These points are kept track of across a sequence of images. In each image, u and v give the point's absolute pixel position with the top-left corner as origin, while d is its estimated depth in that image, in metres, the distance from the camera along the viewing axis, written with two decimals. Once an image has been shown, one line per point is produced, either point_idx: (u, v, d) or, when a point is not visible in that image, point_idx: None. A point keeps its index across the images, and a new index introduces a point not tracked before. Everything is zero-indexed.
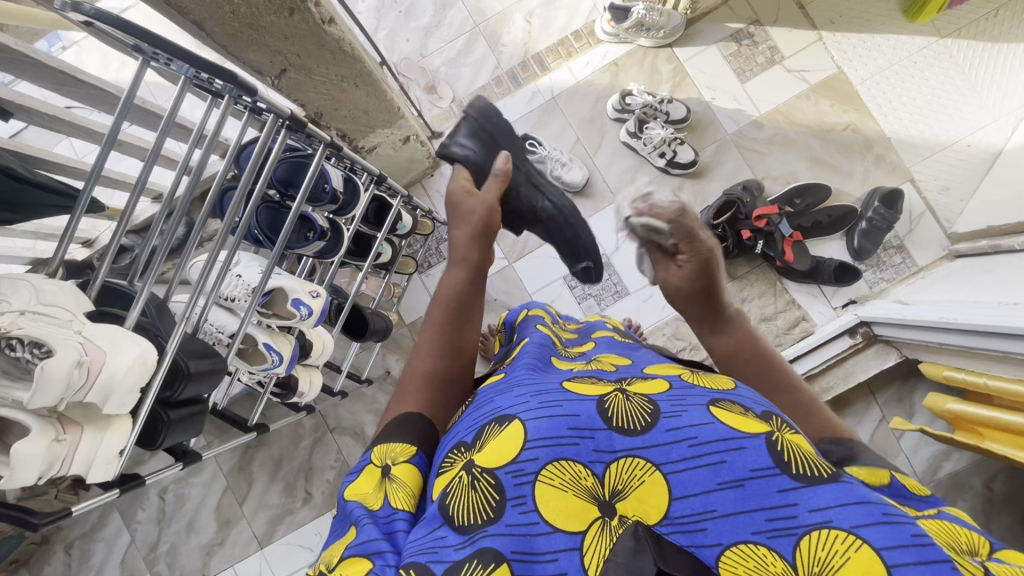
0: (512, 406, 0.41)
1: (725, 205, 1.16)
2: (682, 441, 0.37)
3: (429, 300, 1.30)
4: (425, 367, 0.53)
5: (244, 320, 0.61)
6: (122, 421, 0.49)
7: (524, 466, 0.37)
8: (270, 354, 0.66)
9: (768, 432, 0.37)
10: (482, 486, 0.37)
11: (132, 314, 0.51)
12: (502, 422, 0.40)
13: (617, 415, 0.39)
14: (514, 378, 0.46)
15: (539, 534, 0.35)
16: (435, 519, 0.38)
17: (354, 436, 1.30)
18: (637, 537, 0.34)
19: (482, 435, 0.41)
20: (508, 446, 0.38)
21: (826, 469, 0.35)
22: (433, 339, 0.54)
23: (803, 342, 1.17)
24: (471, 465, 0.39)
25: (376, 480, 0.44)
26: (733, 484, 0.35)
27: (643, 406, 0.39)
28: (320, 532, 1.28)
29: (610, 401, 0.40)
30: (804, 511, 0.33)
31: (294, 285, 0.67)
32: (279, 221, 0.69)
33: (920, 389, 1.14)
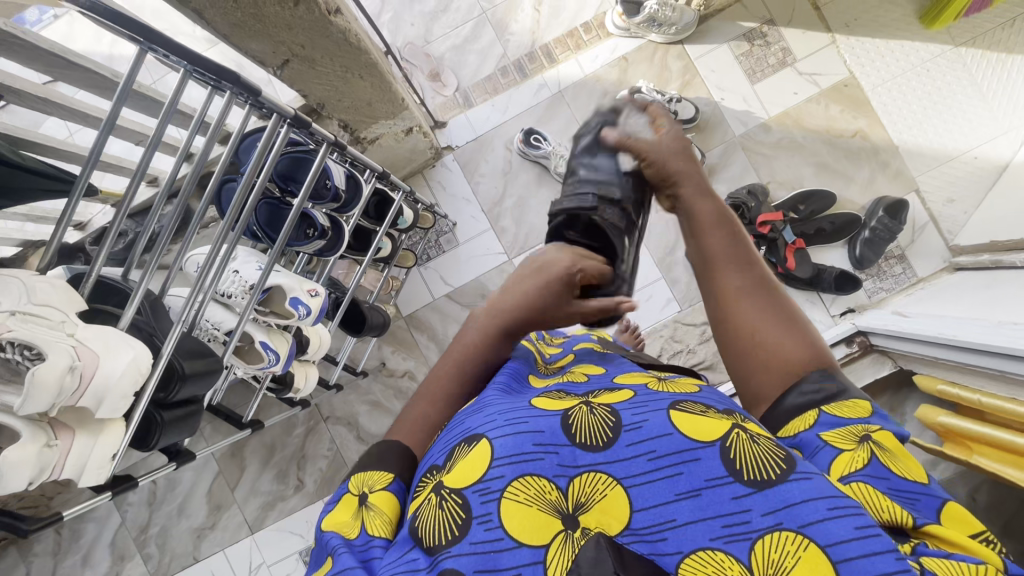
0: (480, 426, 0.41)
1: (730, 210, 1.14)
2: (641, 455, 0.37)
3: (428, 295, 1.29)
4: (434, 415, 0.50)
5: (241, 320, 0.60)
6: (116, 425, 0.47)
7: (490, 485, 0.37)
8: (267, 354, 0.65)
9: (723, 435, 0.37)
10: (450, 506, 0.37)
11: (128, 312, 0.49)
12: (470, 442, 0.40)
13: (580, 432, 0.39)
14: (487, 399, 0.45)
15: (503, 551, 0.35)
16: (407, 543, 0.38)
17: (347, 426, 1.30)
18: (598, 547, 0.35)
19: (453, 456, 0.41)
20: (473, 466, 0.38)
21: (777, 467, 0.35)
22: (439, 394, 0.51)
23: None
24: (439, 487, 0.39)
25: (354, 509, 0.43)
26: (690, 495, 0.35)
27: (605, 419, 0.40)
28: (311, 519, 1.29)
29: (572, 416, 0.41)
30: (756, 516, 0.33)
31: (292, 284, 0.65)
32: (282, 218, 0.67)
33: (912, 400, 1.15)
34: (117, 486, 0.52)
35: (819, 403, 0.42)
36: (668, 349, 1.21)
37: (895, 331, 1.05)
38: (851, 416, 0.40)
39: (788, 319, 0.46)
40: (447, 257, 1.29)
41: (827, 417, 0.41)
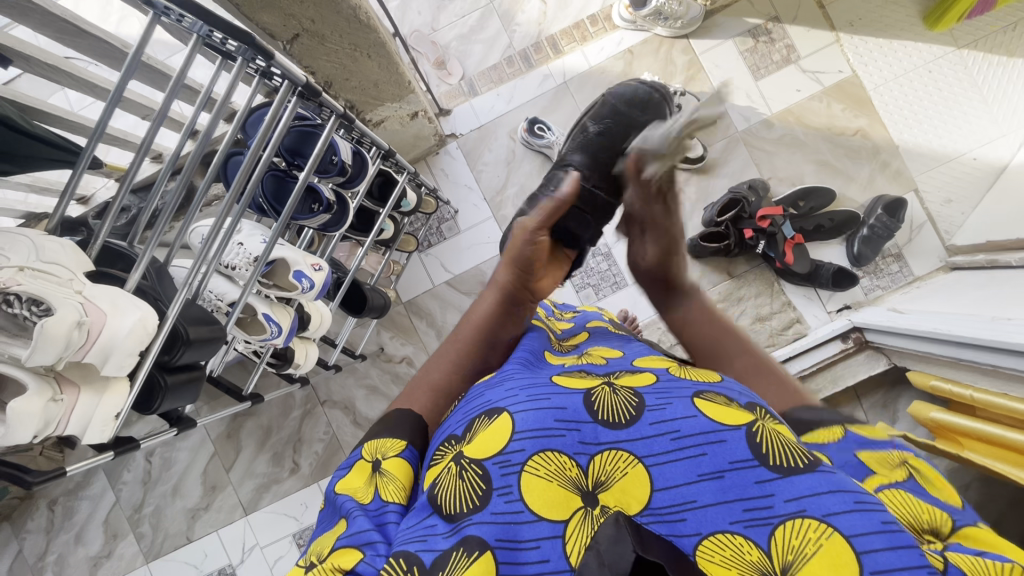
0: (501, 400, 0.44)
1: (730, 204, 1.16)
2: (665, 434, 0.40)
3: (428, 282, 1.29)
4: (437, 379, 0.54)
5: (245, 290, 0.60)
6: (120, 384, 0.47)
7: (510, 458, 0.40)
8: (270, 327, 0.66)
9: (748, 423, 0.40)
10: (471, 477, 0.40)
11: (134, 276, 0.50)
12: (490, 415, 0.43)
13: (602, 410, 0.42)
14: (506, 372, 0.48)
15: (524, 522, 0.38)
16: (424, 509, 0.41)
17: (344, 410, 1.30)
18: (617, 524, 0.36)
19: (471, 428, 0.44)
20: (497, 437, 0.41)
21: (804, 458, 0.38)
22: (462, 344, 0.57)
23: (795, 344, 1.18)
24: (460, 457, 0.42)
25: (366, 475, 0.46)
26: (713, 476, 0.38)
27: (628, 401, 0.42)
28: (306, 502, 1.30)
29: (596, 395, 0.43)
30: (779, 502, 0.36)
31: (297, 257, 0.65)
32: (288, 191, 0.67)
33: (905, 397, 1.18)
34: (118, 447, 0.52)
35: (843, 422, 0.48)
36: (666, 341, 1.22)
37: (889, 327, 1.06)
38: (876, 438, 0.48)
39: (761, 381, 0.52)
40: (448, 244, 1.29)
41: (853, 434, 0.47)
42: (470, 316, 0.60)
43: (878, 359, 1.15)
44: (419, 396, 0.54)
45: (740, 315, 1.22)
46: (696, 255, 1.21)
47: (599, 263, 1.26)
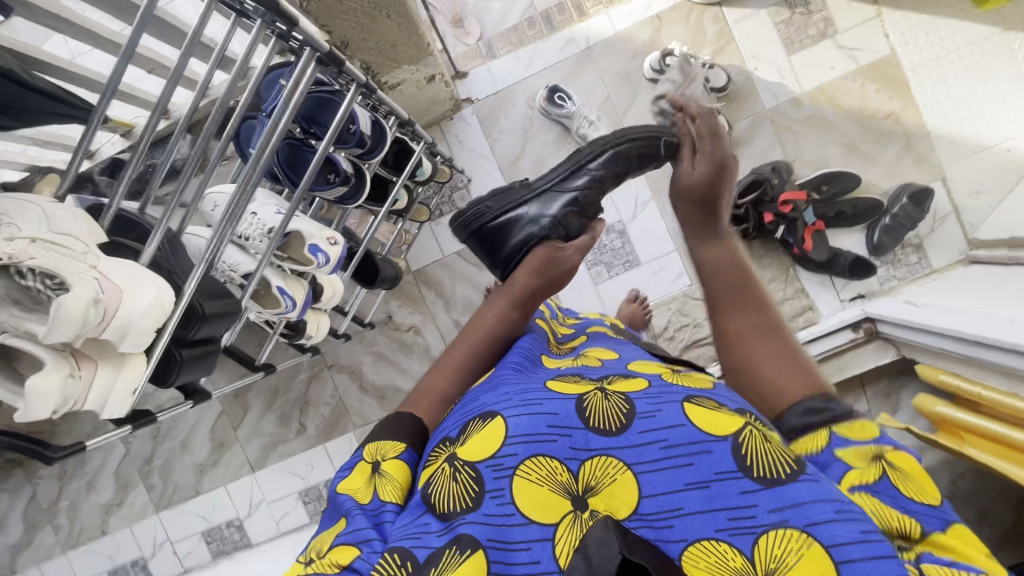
0: (496, 403, 0.45)
1: (752, 185, 1.12)
2: (654, 443, 0.41)
3: (438, 252, 1.27)
4: (444, 389, 0.54)
5: (261, 263, 0.59)
6: (137, 359, 0.47)
7: (503, 461, 0.41)
8: (285, 301, 0.65)
9: (736, 431, 0.40)
10: (463, 478, 0.42)
11: (152, 246, 0.49)
12: (485, 418, 0.44)
13: (593, 416, 0.43)
14: (501, 377, 0.50)
15: (515, 525, 0.40)
16: (419, 508, 0.43)
17: (350, 375, 1.31)
18: (607, 528, 0.39)
19: (466, 430, 0.45)
20: (488, 442, 0.42)
21: (788, 467, 0.39)
22: (468, 356, 0.57)
23: (805, 332, 1.17)
24: (453, 458, 0.43)
25: (366, 476, 0.47)
26: (699, 484, 0.39)
27: (619, 406, 0.43)
28: (312, 463, 1.33)
29: (588, 400, 0.44)
30: (763, 512, 0.38)
31: (312, 230, 0.64)
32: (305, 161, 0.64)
33: (909, 388, 1.20)
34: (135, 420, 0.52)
35: (828, 425, 0.44)
36: (675, 322, 1.22)
37: (903, 320, 1.05)
38: (864, 438, 0.44)
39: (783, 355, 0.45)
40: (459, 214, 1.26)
41: (842, 442, 0.42)
42: (476, 326, 0.59)
43: (885, 351, 1.15)
44: (426, 404, 0.53)
45: None
46: None
47: (613, 241, 1.23)
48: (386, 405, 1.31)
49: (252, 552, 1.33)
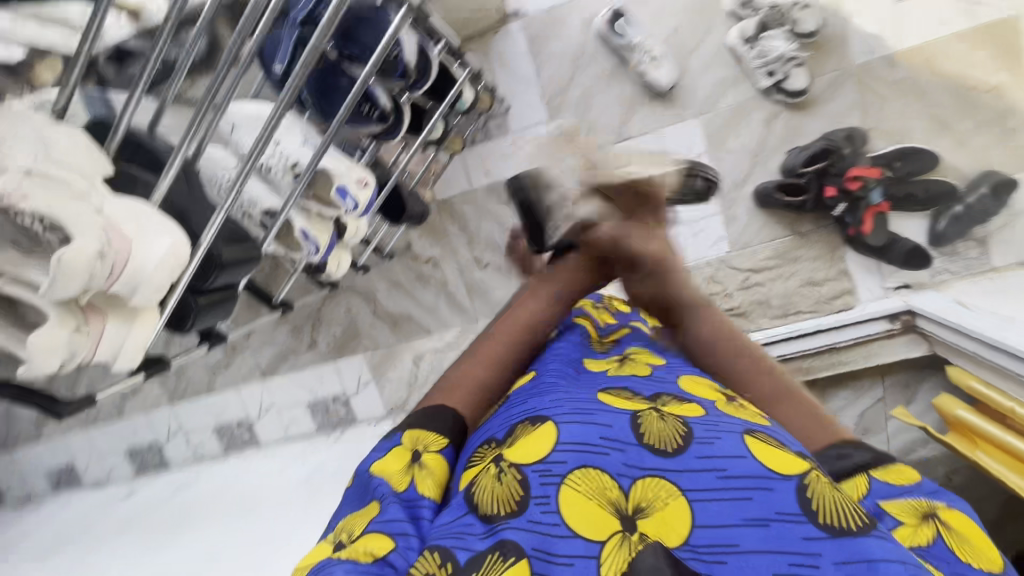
0: (548, 409, 0.46)
1: (821, 154, 1.03)
2: (711, 470, 0.40)
3: (467, 185, 1.19)
4: (482, 377, 0.55)
5: (285, 206, 0.54)
6: (150, 314, 0.43)
7: (551, 467, 0.41)
8: (309, 245, 0.60)
9: (800, 473, 0.39)
10: (508, 479, 0.41)
11: (167, 177, 0.44)
12: (535, 421, 0.45)
13: (649, 435, 0.42)
14: (549, 383, 0.51)
15: (560, 536, 0.38)
16: (461, 508, 0.42)
17: (365, 299, 1.29)
18: (657, 555, 0.36)
19: (512, 433, 0.46)
20: (540, 446, 0.42)
21: (857, 519, 0.37)
22: (502, 348, 0.58)
23: (840, 316, 1.13)
24: (500, 459, 0.43)
25: (405, 463, 0.46)
26: (758, 522, 0.37)
27: (676, 429, 0.43)
28: (322, 377, 1.36)
29: (643, 419, 0.44)
30: (828, 563, 0.35)
31: (342, 171, 0.57)
32: (341, 88, 0.57)
33: (928, 383, 1.20)
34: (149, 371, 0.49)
35: (868, 469, 0.45)
36: (705, 289, 1.16)
37: (944, 320, 0.99)
38: (899, 485, 0.44)
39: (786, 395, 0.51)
40: (494, 144, 1.17)
41: (877, 484, 0.44)
42: (512, 317, 0.61)
43: (917, 345, 1.12)
44: (459, 395, 0.53)
45: (790, 276, 1.13)
46: (762, 204, 1.10)
47: None
48: (399, 332, 1.30)
49: (260, 451, 1.39)
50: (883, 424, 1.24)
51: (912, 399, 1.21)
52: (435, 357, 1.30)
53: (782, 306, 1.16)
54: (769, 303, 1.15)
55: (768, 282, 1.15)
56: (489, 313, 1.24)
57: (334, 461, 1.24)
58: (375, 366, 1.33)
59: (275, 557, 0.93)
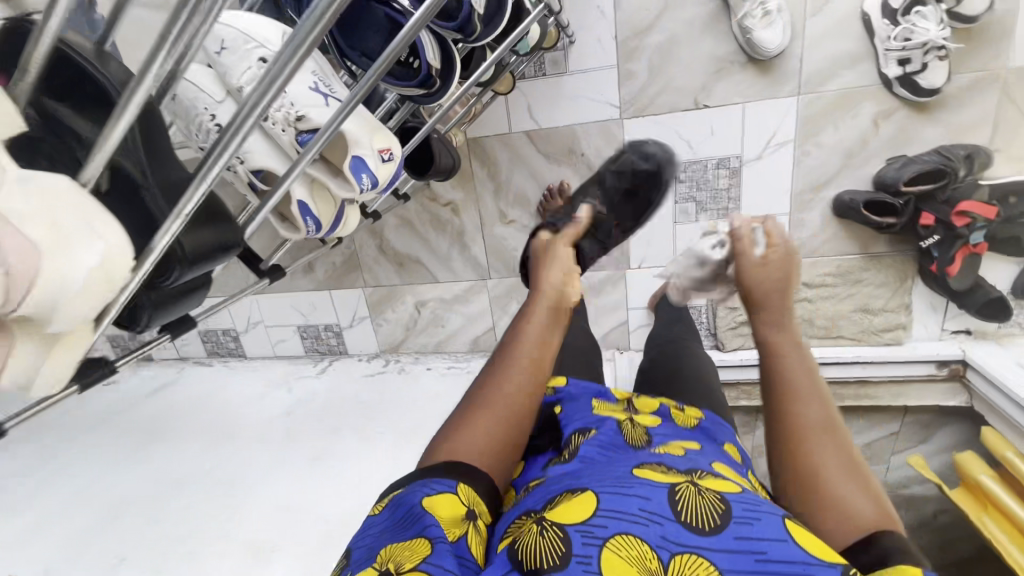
0: (586, 481, 0.44)
1: (933, 174, 0.86)
2: (750, 552, 0.37)
3: (506, 129, 1.01)
4: (508, 407, 0.51)
5: (285, 177, 0.40)
6: (78, 333, 0.32)
7: (593, 530, 0.39)
8: (305, 223, 0.46)
9: (842, 562, 0.37)
10: (551, 535, 0.38)
11: (117, 133, 0.30)
12: (574, 492, 0.43)
13: (685, 510, 0.40)
14: (589, 458, 0.49)
15: None
16: (503, 565, 0.38)
17: (371, 233, 1.16)
18: None
19: (552, 501, 0.43)
20: (579, 510, 0.40)
21: None
22: (529, 376, 0.53)
23: (885, 351, 1.03)
24: (540, 519, 0.41)
25: (458, 513, 0.42)
26: None
27: (714, 506, 0.40)
28: (315, 304, 1.26)
29: (680, 494, 0.42)
30: None
31: (360, 137, 0.43)
32: (374, 24, 0.44)
33: (950, 428, 1.13)
34: (89, 376, 0.39)
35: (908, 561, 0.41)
36: None
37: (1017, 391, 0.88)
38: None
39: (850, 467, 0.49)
40: (546, 84, 0.97)
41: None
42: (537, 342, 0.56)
43: (955, 393, 1.04)
44: (484, 427, 0.49)
45: (844, 299, 1.02)
46: (840, 215, 0.95)
47: (719, 178, 0.98)
48: (403, 274, 1.19)
49: (246, 364, 1.35)
50: (886, 456, 1.20)
51: (926, 440, 1.16)
52: (439, 306, 1.21)
53: (825, 327, 1.06)
54: (813, 322, 1.05)
55: (818, 300, 1.03)
56: (506, 274, 1.14)
57: (318, 395, 1.19)
58: (374, 303, 1.24)
59: (247, 497, 0.90)
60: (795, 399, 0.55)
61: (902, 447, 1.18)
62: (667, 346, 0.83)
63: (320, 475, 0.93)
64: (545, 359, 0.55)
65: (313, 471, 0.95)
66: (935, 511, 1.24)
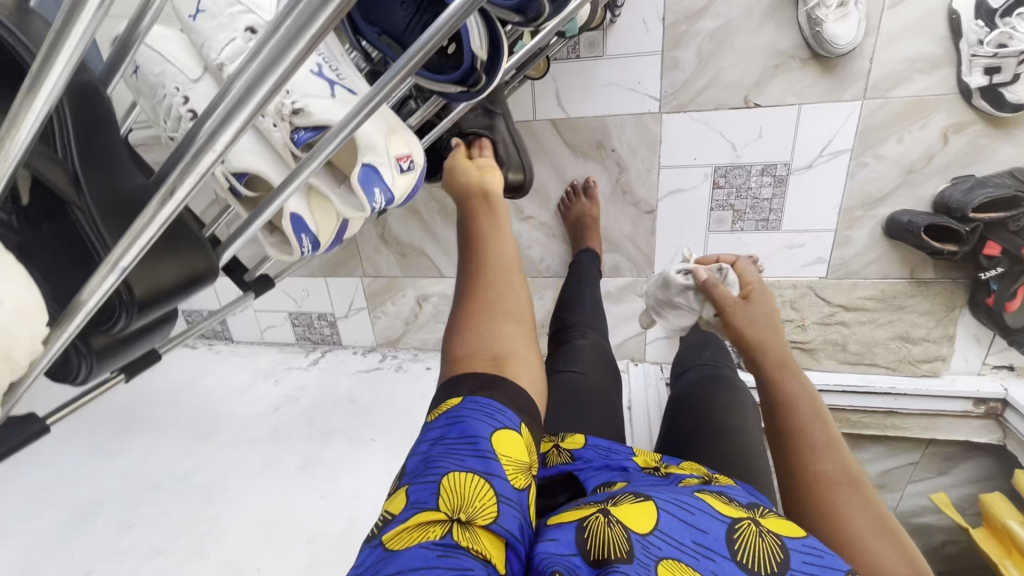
0: (653, 493, 0.42)
1: (1005, 201, 0.78)
2: None
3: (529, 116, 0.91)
4: (493, 289, 0.45)
5: (281, 193, 0.31)
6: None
7: (654, 541, 0.36)
8: (299, 242, 0.37)
9: None
10: (615, 529, 0.36)
11: (21, 134, 0.23)
12: (636, 497, 0.41)
13: (745, 552, 0.36)
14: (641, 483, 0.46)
15: None
16: (569, 546, 0.36)
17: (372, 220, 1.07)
18: None
19: (614, 498, 0.42)
20: (643, 516, 0.38)
21: None
22: (492, 259, 0.47)
23: (919, 383, 0.96)
24: (606, 511, 0.39)
25: (522, 457, 0.38)
26: None
27: (774, 549, 0.37)
28: (307, 291, 1.17)
29: (740, 530, 0.38)
30: None
31: (376, 145, 0.34)
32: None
33: (975, 465, 1.07)
34: (8, 440, 0.32)
35: None
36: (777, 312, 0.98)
37: None
38: None
39: (881, 520, 0.42)
40: (580, 69, 0.86)
41: None
42: (475, 231, 0.50)
43: (988, 430, 0.98)
44: (486, 328, 0.43)
45: (883, 324, 0.94)
46: (893, 236, 0.87)
47: (762, 186, 0.89)
48: (405, 265, 1.09)
49: (232, 349, 1.25)
50: (901, 485, 1.14)
51: (945, 471, 1.09)
52: (441, 302, 1.12)
53: (858, 353, 0.99)
54: (846, 346, 0.97)
55: (854, 324, 0.96)
56: None
57: (306, 390, 1.10)
58: (371, 294, 1.14)
59: (228, 505, 0.85)
60: (807, 442, 0.48)
61: (919, 476, 1.11)
62: (707, 381, 0.72)
63: (307, 487, 0.87)
64: (510, 250, 0.49)
65: (298, 480, 0.88)
66: (943, 541, 1.18)
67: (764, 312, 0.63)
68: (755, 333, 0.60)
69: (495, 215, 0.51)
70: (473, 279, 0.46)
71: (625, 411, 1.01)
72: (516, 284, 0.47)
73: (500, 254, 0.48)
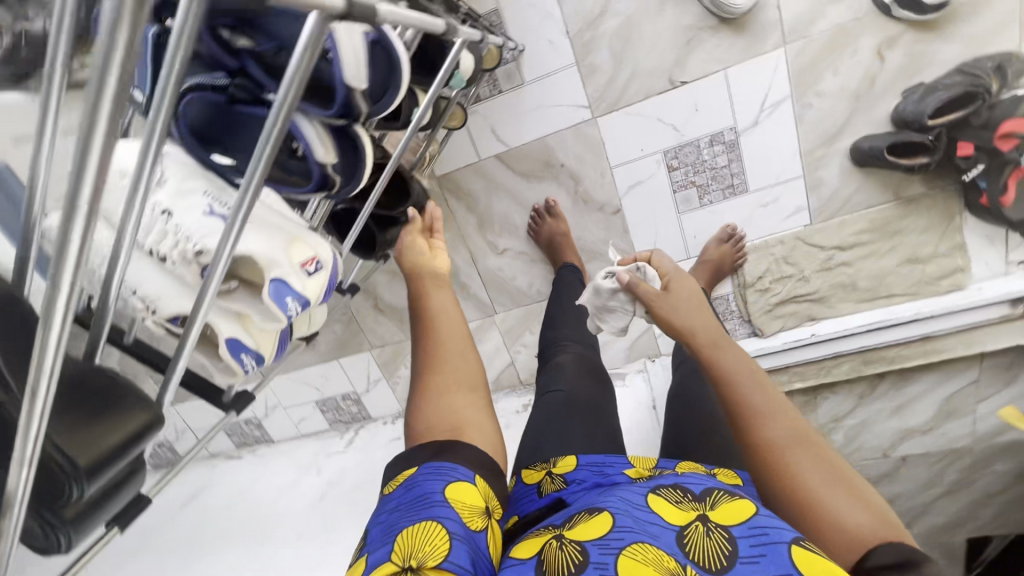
0: (606, 501, 0.40)
1: (962, 98, 0.75)
2: None
3: (473, 156, 0.93)
4: (448, 377, 0.47)
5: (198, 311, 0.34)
6: None
7: (609, 541, 0.35)
8: (241, 361, 0.39)
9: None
10: (568, 548, 0.35)
11: None
12: (591, 511, 0.39)
13: (694, 551, 0.35)
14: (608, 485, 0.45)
15: None
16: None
17: (364, 294, 1.11)
18: None
19: (571, 519, 0.39)
20: (595, 527, 0.36)
21: None
22: (445, 349, 0.49)
23: (942, 301, 0.89)
24: (560, 535, 0.37)
25: (476, 503, 0.38)
26: None
27: (721, 545, 0.35)
28: (325, 377, 1.20)
29: (689, 534, 0.36)
30: None
31: (274, 256, 0.36)
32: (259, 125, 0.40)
33: None
34: None
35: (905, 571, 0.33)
36: (774, 272, 0.96)
37: None
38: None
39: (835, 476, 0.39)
40: (506, 101, 0.89)
41: None
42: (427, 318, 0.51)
43: None
44: (442, 414, 0.44)
45: (887, 253, 0.90)
46: (863, 164, 0.85)
47: (715, 156, 0.88)
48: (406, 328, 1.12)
49: (275, 449, 1.27)
50: None
51: None
52: None
53: (872, 289, 0.93)
54: (858, 286, 0.93)
55: (857, 262, 0.92)
56: (512, 305, 1.04)
57: (347, 473, 1.13)
58: (384, 364, 1.17)
59: None
60: (749, 408, 0.43)
61: None
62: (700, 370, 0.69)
63: None
64: (463, 335, 0.50)
65: None
66: None
67: (686, 294, 0.57)
68: (686, 313, 0.54)
69: (447, 305, 0.52)
70: (425, 370, 0.47)
71: (653, 411, 1.00)
72: (472, 367, 0.48)
73: (455, 345, 0.49)
